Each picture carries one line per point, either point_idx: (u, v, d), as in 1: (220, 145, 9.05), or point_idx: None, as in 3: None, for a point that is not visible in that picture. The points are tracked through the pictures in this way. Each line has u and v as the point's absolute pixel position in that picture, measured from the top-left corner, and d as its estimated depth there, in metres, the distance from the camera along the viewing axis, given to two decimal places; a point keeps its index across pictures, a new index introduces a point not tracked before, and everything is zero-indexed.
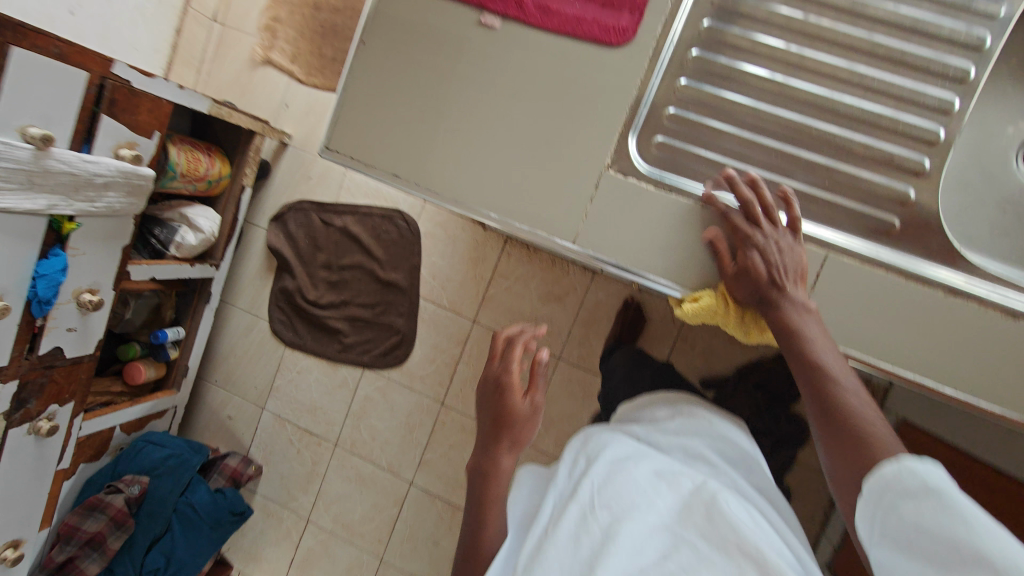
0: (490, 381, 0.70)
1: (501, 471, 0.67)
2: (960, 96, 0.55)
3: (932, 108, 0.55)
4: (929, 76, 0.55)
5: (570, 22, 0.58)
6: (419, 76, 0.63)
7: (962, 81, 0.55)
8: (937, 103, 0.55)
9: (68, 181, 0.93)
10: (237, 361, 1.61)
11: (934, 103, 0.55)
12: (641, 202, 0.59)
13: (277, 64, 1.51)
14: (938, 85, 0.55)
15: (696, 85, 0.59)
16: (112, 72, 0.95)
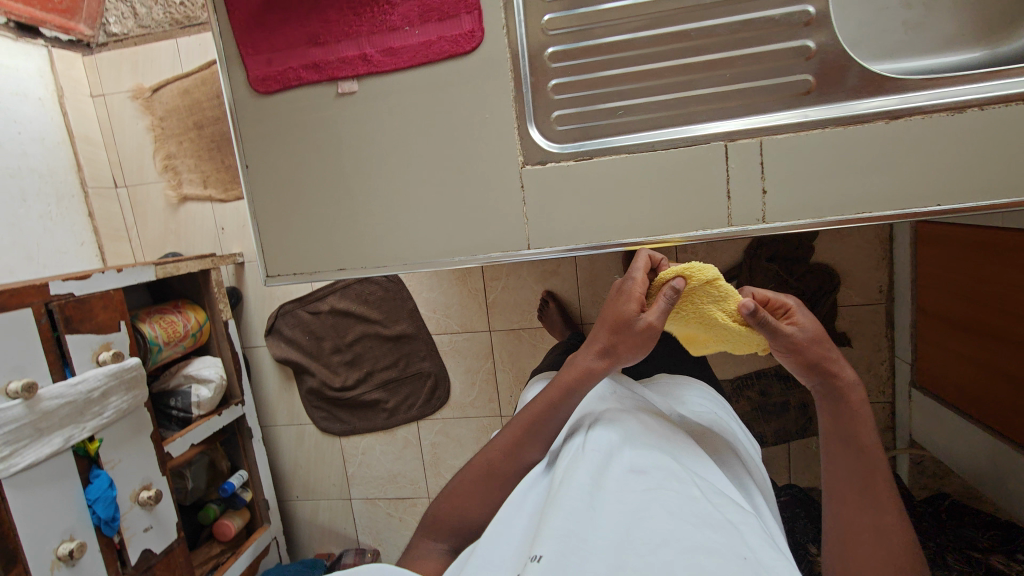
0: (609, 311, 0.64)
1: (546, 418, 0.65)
2: None
3: None
4: None
5: (419, 52, 0.57)
6: (313, 172, 0.62)
7: None
8: None
9: (69, 410, 0.94)
10: (306, 471, 1.64)
11: None
12: (571, 179, 0.58)
13: (194, 196, 1.50)
14: None
15: (565, 47, 0.57)
16: (52, 293, 0.95)
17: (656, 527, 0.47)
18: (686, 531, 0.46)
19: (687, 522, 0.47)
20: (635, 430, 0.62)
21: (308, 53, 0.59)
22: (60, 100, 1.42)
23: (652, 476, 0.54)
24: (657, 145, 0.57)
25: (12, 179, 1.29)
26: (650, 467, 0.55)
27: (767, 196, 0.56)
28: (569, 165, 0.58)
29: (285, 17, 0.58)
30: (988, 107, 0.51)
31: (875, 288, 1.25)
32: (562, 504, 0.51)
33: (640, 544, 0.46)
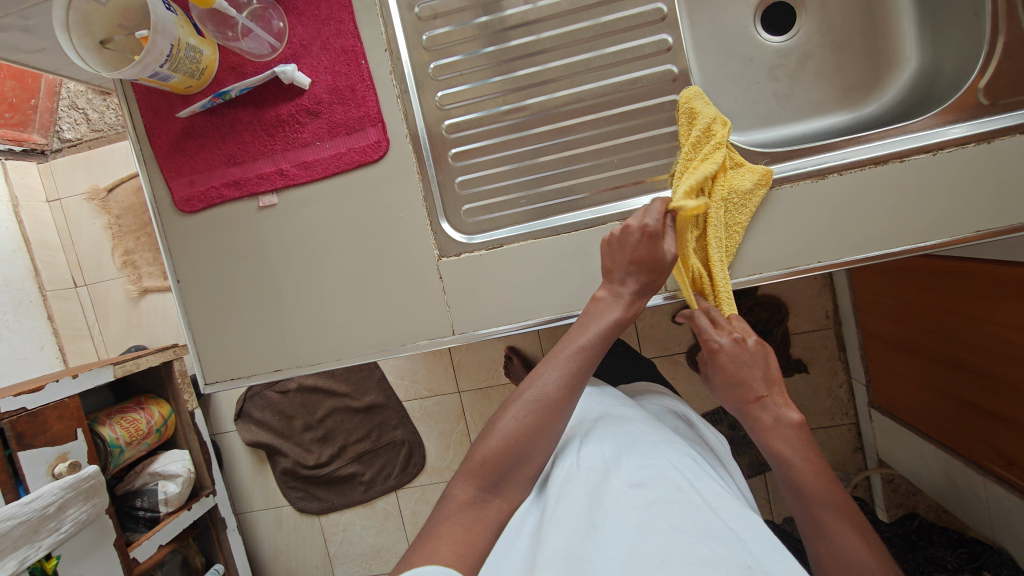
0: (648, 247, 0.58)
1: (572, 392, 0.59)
2: (668, 31, 0.63)
3: (655, 52, 0.63)
4: (635, 30, 0.63)
5: (331, 163, 0.61)
6: (241, 279, 0.64)
7: (662, 16, 0.62)
8: (656, 46, 0.63)
9: (23, 529, 0.92)
10: (286, 556, 1.59)
11: (654, 48, 0.63)
12: (484, 267, 0.62)
13: (154, 289, 1.51)
14: (647, 33, 0.63)
15: (465, 148, 0.64)
16: (2, 412, 0.95)
17: (660, 541, 0.47)
18: (694, 540, 0.47)
19: (693, 531, 0.48)
20: (627, 443, 0.63)
21: (228, 172, 0.62)
22: (15, 209, 1.45)
23: (651, 488, 0.54)
24: (558, 229, 0.63)
25: None
26: (648, 479, 0.56)
27: None
28: (481, 256, 0.62)
29: (203, 143, 0.62)
30: (846, 171, 0.63)
31: (821, 313, 1.30)
32: (563, 525, 0.51)
33: (646, 557, 0.46)
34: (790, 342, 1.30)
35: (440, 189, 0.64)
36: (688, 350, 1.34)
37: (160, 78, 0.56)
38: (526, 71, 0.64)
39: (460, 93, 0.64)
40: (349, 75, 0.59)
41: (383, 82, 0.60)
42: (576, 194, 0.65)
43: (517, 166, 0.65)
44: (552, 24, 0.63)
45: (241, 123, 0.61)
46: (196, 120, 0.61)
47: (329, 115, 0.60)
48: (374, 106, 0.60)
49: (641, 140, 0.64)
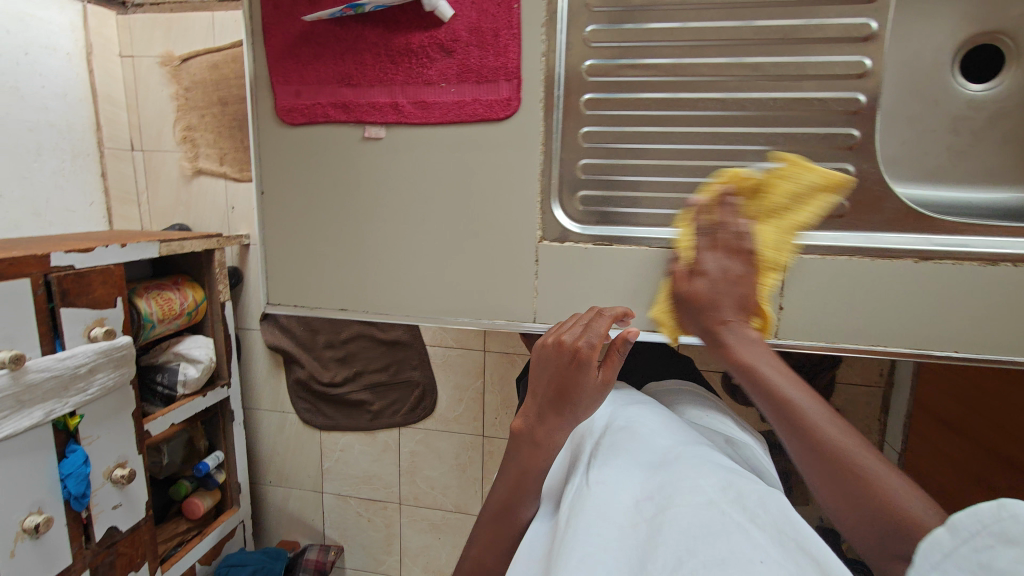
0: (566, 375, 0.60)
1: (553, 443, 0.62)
2: (870, 56, 0.57)
3: (845, 75, 0.58)
4: (833, 45, 0.57)
5: (451, 109, 0.60)
6: (324, 207, 0.64)
7: (869, 35, 0.56)
8: (848, 68, 0.57)
9: (53, 384, 0.93)
10: (283, 459, 1.65)
11: (845, 69, 0.58)
12: (583, 262, 0.64)
13: (209, 172, 1.49)
14: (843, 52, 0.57)
15: (599, 130, 0.62)
16: (52, 265, 0.94)
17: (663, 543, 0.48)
18: (698, 532, 0.47)
19: (693, 538, 0.46)
20: (637, 458, 0.62)
21: (339, 92, 0.60)
22: (88, 56, 1.40)
23: (655, 505, 0.54)
24: (676, 243, 0.63)
25: (29, 132, 1.27)
26: (652, 491, 0.55)
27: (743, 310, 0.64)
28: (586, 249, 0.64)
29: (320, 54, 0.59)
30: None
31: (875, 370, 1.25)
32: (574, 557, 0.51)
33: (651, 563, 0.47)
34: (834, 390, 1.27)
35: (559, 167, 0.63)
36: (727, 371, 1.31)
37: None
38: (665, 60, 0.60)
39: (611, 68, 0.60)
40: (492, 20, 0.58)
41: (529, 33, 0.58)
42: (705, 207, 0.63)
43: (637, 163, 0.63)
44: (733, 13, 0.57)
45: (366, 43, 0.58)
46: (318, 27, 0.59)
47: (461, 57, 0.58)
48: (515, 58, 0.58)
49: (784, 166, 0.61)
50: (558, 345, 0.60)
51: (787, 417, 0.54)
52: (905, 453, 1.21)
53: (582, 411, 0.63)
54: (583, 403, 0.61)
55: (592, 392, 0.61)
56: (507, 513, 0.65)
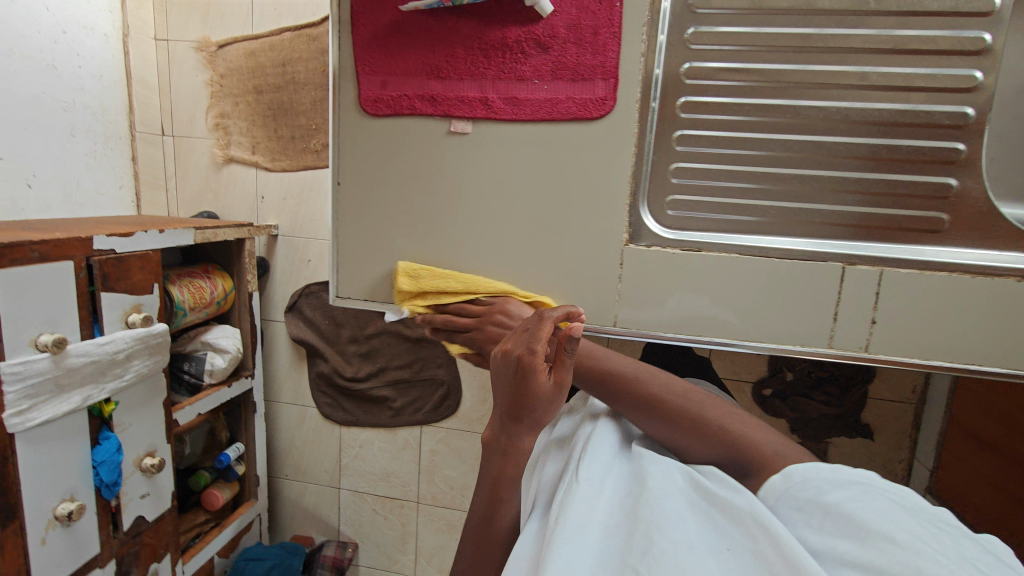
0: (511, 383, 0.58)
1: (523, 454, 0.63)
2: (982, 70, 0.58)
3: (954, 88, 0.59)
4: (935, 55, 0.58)
5: (543, 107, 0.58)
6: (405, 200, 0.62)
7: (984, 49, 0.58)
8: (956, 82, 0.58)
9: (92, 369, 0.91)
10: (300, 453, 1.63)
11: (954, 83, 0.59)
12: (673, 266, 0.62)
13: (240, 160, 1.48)
14: (954, 63, 0.58)
15: (693, 132, 0.62)
16: (94, 249, 0.93)
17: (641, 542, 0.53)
18: (674, 524, 0.53)
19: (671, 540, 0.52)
20: (610, 457, 0.67)
21: (427, 84, 0.58)
22: (124, 38, 1.39)
23: (635, 499, 0.59)
24: (770, 253, 0.61)
25: (64, 112, 1.25)
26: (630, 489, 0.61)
27: (835, 325, 0.61)
28: (674, 252, 0.62)
29: (409, 45, 0.58)
30: None
31: (907, 387, 1.25)
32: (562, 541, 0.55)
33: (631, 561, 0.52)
34: (866, 405, 1.26)
35: (651, 166, 0.63)
36: (758, 382, 1.30)
37: None
38: (771, 66, 0.60)
39: (710, 70, 0.61)
40: (593, 17, 0.56)
41: (631, 33, 0.55)
42: (799, 215, 0.62)
43: (732, 168, 0.63)
44: (843, 20, 0.58)
45: (459, 35, 0.57)
46: (411, 17, 0.57)
47: (558, 54, 0.56)
48: (613, 57, 0.56)
49: (876, 177, 0.61)
50: (504, 354, 0.57)
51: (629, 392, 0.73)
52: (938, 471, 1.20)
53: (543, 416, 0.60)
54: (538, 412, 0.59)
55: (545, 401, 0.58)
56: (488, 525, 0.67)
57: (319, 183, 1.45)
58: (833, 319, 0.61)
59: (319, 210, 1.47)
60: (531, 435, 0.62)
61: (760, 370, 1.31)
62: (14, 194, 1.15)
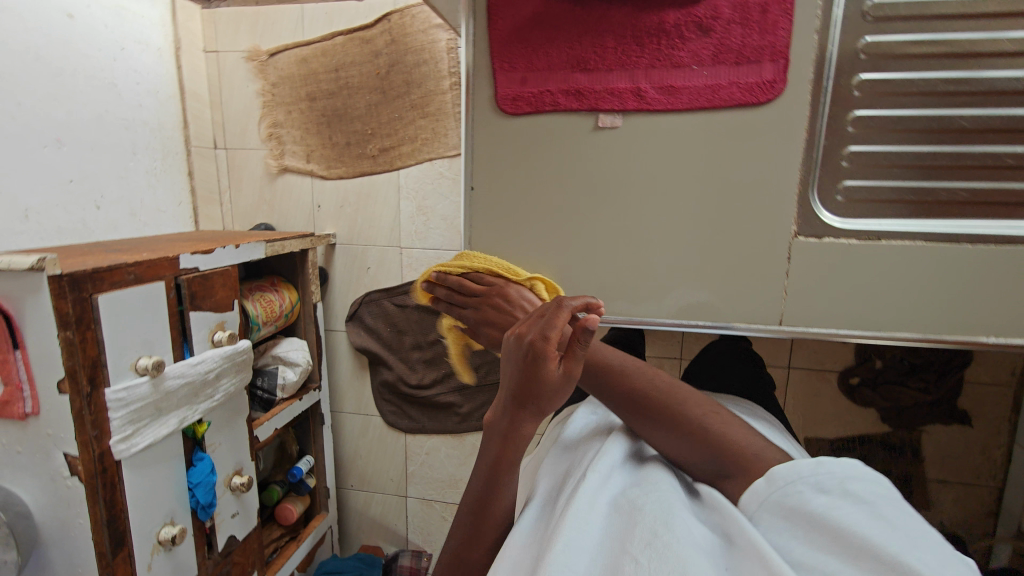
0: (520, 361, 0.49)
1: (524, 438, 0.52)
2: None
3: None
4: None
5: (702, 95, 0.51)
6: (542, 207, 0.56)
7: None
8: None
9: (186, 391, 0.90)
10: (365, 462, 1.61)
11: None
12: (845, 258, 0.52)
13: (295, 169, 1.45)
14: None
15: (878, 112, 0.50)
16: (180, 268, 0.91)
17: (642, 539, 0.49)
18: (682, 530, 0.48)
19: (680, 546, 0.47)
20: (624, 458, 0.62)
21: (571, 77, 0.53)
22: (175, 52, 1.37)
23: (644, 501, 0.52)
24: (962, 239, 0.50)
25: (126, 130, 1.23)
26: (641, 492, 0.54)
27: None
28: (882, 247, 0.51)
29: (552, 37, 0.53)
30: None
31: (1004, 369, 1.20)
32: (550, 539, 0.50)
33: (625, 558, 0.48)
34: (961, 391, 1.22)
35: (823, 155, 0.51)
36: (843, 370, 1.27)
37: None
38: (964, 35, 0.47)
39: (897, 42, 0.49)
40: None
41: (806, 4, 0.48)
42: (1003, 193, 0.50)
43: (917, 148, 0.50)
44: None
45: (609, 23, 0.51)
46: (555, 6, 0.52)
47: (721, 35, 0.50)
48: (786, 36, 0.49)
49: None
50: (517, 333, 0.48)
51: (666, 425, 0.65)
52: None
53: (550, 407, 0.51)
54: (547, 400, 0.49)
55: (554, 389, 0.49)
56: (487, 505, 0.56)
57: (377, 188, 1.43)
58: None
59: (378, 216, 1.45)
60: (536, 420, 0.52)
61: (846, 360, 1.26)
62: (84, 216, 1.13)
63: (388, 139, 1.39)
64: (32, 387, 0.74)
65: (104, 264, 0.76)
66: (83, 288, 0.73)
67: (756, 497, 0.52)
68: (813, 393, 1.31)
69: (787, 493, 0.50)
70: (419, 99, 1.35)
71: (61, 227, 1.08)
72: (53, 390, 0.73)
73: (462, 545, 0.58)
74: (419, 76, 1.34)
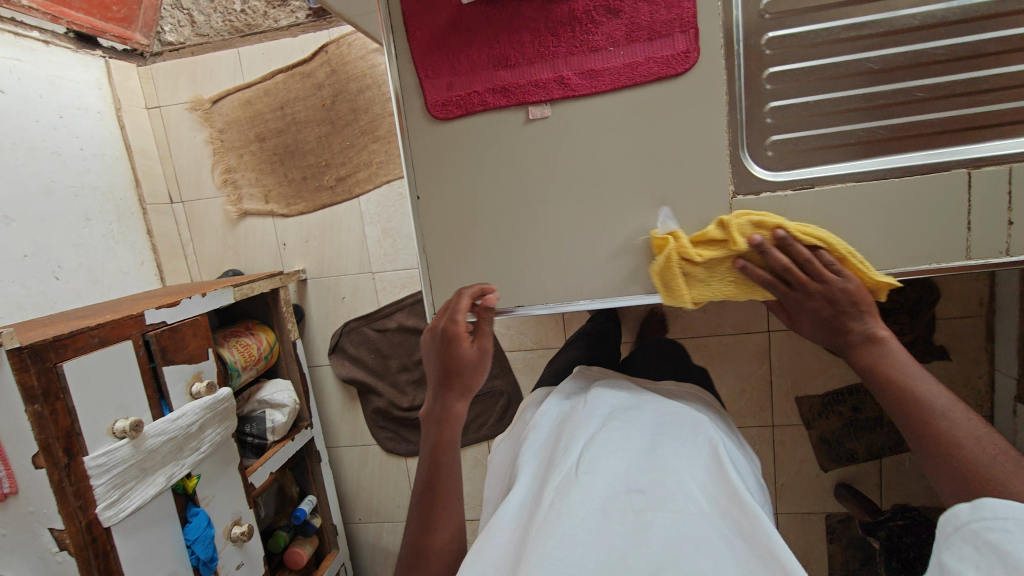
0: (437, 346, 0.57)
1: (456, 416, 0.58)
2: None
3: None
4: None
5: (622, 74, 0.52)
6: (489, 205, 0.58)
7: None
8: None
9: (170, 447, 0.88)
10: (369, 493, 1.59)
11: None
12: (785, 210, 0.54)
13: (255, 212, 1.45)
14: None
15: (790, 66, 0.52)
16: (147, 324, 0.90)
17: (646, 540, 0.46)
18: (691, 545, 0.45)
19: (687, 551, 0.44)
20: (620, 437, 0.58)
21: (495, 76, 0.54)
22: (117, 113, 1.36)
23: (651, 493, 0.50)
24: (888, 174, 0.52)
25: (76, 197, 1.22)
26: (646, 479, 0.52)
27: (971, 231, 0.52)
28: (812, 191, 0.53)
29: (470, 40, 0.54)
30: None
31: (972, 299, 1.23)
32: (548, 529, 0.47)
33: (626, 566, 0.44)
34: (935, 327, 1.25)
35: (747, 114, 0.53)
36: None
37: None
38: None
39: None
40: None
41: None
42: (920, 125, 0.51)
43: (832, 95, 0.52)
44: None
45: (523, 19, 0.53)
46: (470, 9, 0.53)
47: (631, 16, 0.51)
48: (690, 7, 0.50)
49: None
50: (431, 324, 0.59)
51: (910, 418, 0.49)
52: None
53: (473, 382, 0.59)
54: (466, 376, 0.58)
55: (467, 367, 0.57)
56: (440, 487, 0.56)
57: (340, 218, 1.43)
58: (969, 222, 0.51)
59: (345, 246, 1.45)
60: (465, 400, 0.58)
61: None
62: (43, 289, 1.11)
63: (343, 167, 1.40)
64: (7, 466, 0.72)
65: (66, 331, 0.75)
66: (47, 357, 0.72)
67: (953, 519, 0.42)
68: (796, 351, 1.33)
69: (984, 527, 0.40)
70: (368, 124, 1.36)
71: (20, 302, 1.06)
72: (30, 465, 0.72)
73: (420, 534, 0.56)
74: (364, 101, 1.35)
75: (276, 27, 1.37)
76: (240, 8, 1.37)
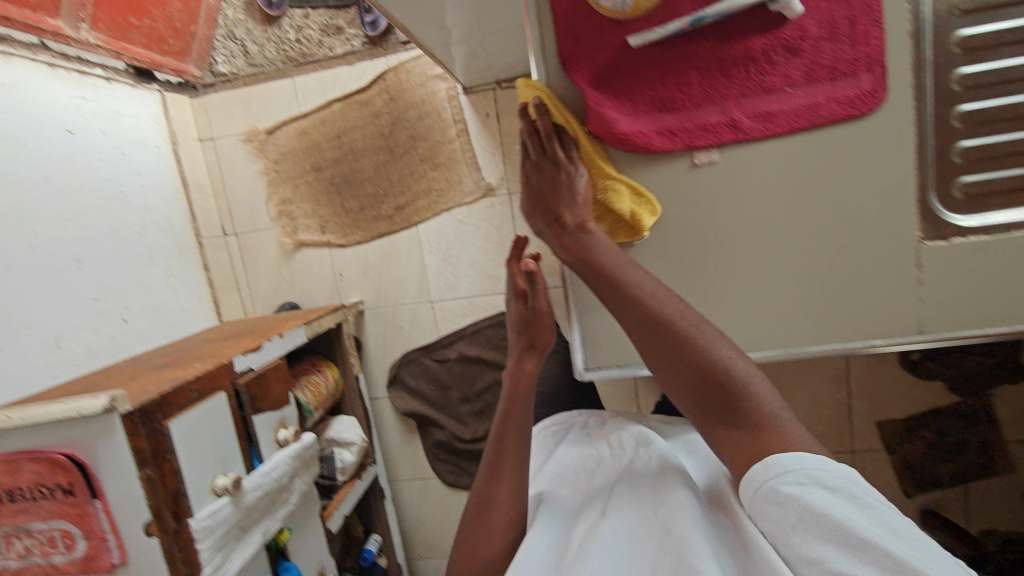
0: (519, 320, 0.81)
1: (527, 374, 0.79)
2: None
3: None
4: None
5: (800, 115, 0.51)
6: (657, 251, 0.59)
7: None
8: None
9: (265, 501, 0.86)
10: (430, 528, 1.54)
11: None
12: (973, 255, 0.54)
13: (310, 243, 1.42)
14: None
15: (981, 105, 0.52)
16: (236, 372, 0.87)
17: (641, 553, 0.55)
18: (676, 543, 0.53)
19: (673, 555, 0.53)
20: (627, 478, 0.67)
21: (662, 118, 0.53)
22: (173, 147, 1.34)
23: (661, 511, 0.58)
24: None
25: (139, 236, 1.19)
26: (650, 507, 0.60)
27: None
28: (986, 242, 0.53)
29: (636, 83, 0.53)
30: None
31: None
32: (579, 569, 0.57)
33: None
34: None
35: (932, 156, 0.53)
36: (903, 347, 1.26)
37: (618, 7, 0.49)
38: None
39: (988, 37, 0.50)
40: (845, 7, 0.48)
41: (893, 16, 0.49)
42: None
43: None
44: None
45: (692, 61, 0.51)
46: (636, 52, 0.52)
47: (811, 56, 0.50)
48: (878, 45, 0.49)
49: None
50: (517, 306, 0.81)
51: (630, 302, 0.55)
52: None
53: (542, 337, 0.82)
54: (536, 333, 0.81)
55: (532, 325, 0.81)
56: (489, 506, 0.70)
57: (398, 247, 1.40)
58: None
59: (404, 275, 1.42)
60: (531, 357, 0.80)
61: None
62: (113, 332, 1.08)
63: (402, 196, 1.37)
64: (116, 535, 0.68)
65: (169, 389, 0.73)
66: (154, 418, 0.70)
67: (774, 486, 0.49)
68: (876, 375, 1.29)
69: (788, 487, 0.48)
70: (427, 152, 1.34)
71: (93, 348, 1.03)
72: (140, 534, 0.68)
73: (484, 486, 0.72)
74: (424, 128, 1.33)
75: (331, 55, 1.34)
76: (294, 38, 1.35)
